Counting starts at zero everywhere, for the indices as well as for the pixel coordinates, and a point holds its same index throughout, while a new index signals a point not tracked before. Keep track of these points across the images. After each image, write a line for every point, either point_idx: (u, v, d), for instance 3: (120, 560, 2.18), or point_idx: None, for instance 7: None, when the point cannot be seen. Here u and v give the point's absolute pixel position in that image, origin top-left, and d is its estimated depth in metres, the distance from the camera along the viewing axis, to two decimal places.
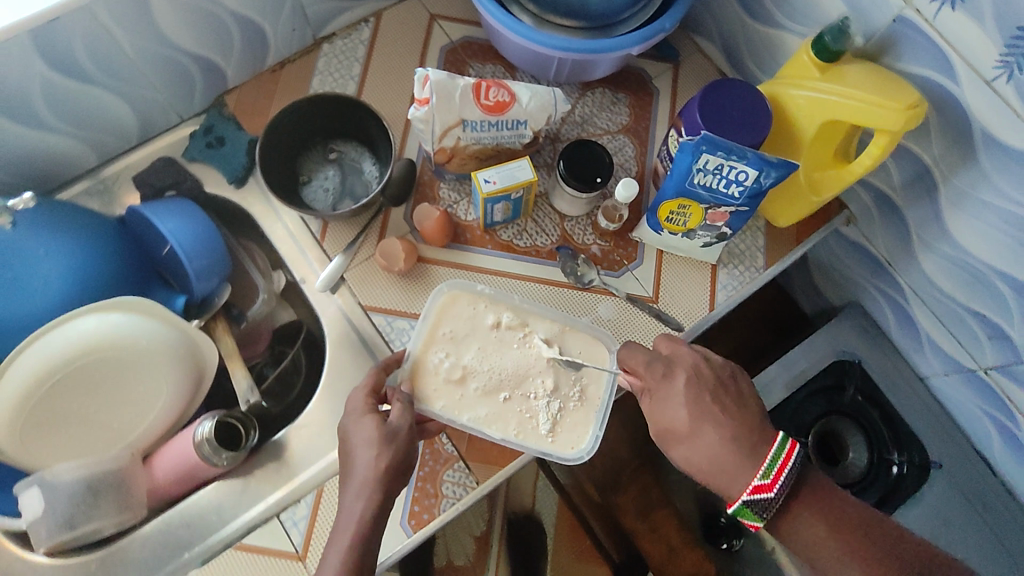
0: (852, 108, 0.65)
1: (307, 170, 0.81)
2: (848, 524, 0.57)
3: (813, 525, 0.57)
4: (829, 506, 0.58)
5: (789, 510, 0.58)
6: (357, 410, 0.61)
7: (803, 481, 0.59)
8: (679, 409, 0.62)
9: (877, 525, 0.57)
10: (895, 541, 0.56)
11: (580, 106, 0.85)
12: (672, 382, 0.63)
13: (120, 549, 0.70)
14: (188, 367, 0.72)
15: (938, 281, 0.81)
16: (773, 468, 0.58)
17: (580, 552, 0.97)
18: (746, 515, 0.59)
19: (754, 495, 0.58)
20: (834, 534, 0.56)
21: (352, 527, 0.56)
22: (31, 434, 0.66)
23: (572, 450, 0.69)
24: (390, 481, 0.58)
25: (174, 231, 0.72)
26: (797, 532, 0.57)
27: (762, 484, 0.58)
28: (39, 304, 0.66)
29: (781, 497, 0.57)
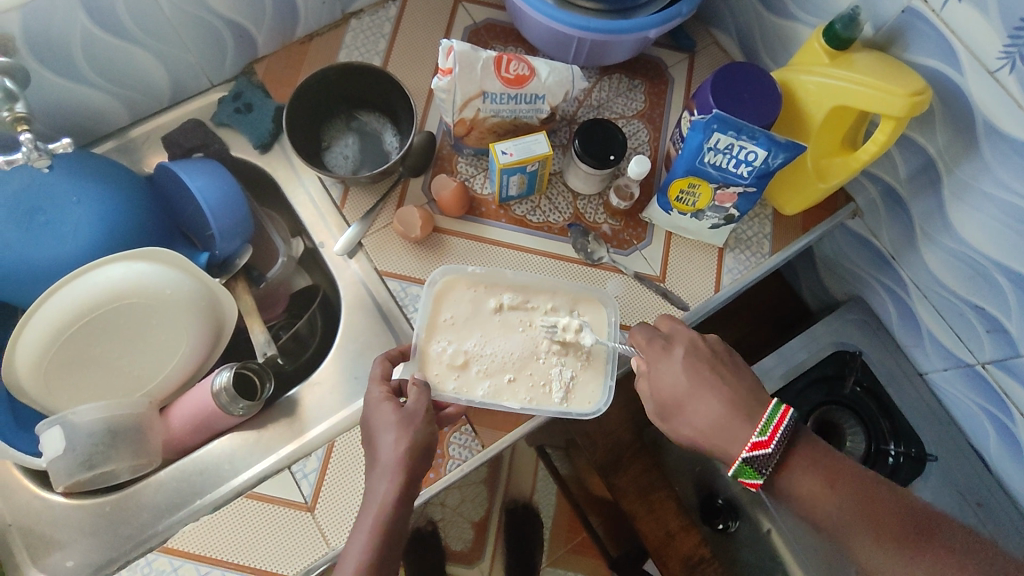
0: (860, 94, 0.67)
1: (329, 135, 0.84)
2: (842, 480, 0.59)
3: (809, 481, 0.59)
4: (824, 463, 0.60)
5: (786, 467, 0.60)
6: (373, 398, 0.63)
7: (800, 439, 0.61)
8: (677, 376, 0.65)
9: (870, 482, 0.60)
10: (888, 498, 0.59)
11: (598, 90, 0.88)
12: (671, 353, 0.67)
13: (133, 494, 0.72)
14: (208, 320, 0.75)
15: (940, 275, 0.82)
16: (770, 427, 0.60)
17: (572, 542, 1.06)
18: (748, 475, 0.60)
19: (754, 452, 0.60)
20: (829, 490, 0.59)
21: (376, 507, 0.57)
22: (57, 374, 0.69)
23: (590, 405, 0.72)
24: (414, 461, 0.59)
25: (201, 188, 0.74)
26: (793, 486, 0.60)
27: (760, 441, 0.60)
28: (71, 248, 0.69)
29: (778, 453, 0.60)
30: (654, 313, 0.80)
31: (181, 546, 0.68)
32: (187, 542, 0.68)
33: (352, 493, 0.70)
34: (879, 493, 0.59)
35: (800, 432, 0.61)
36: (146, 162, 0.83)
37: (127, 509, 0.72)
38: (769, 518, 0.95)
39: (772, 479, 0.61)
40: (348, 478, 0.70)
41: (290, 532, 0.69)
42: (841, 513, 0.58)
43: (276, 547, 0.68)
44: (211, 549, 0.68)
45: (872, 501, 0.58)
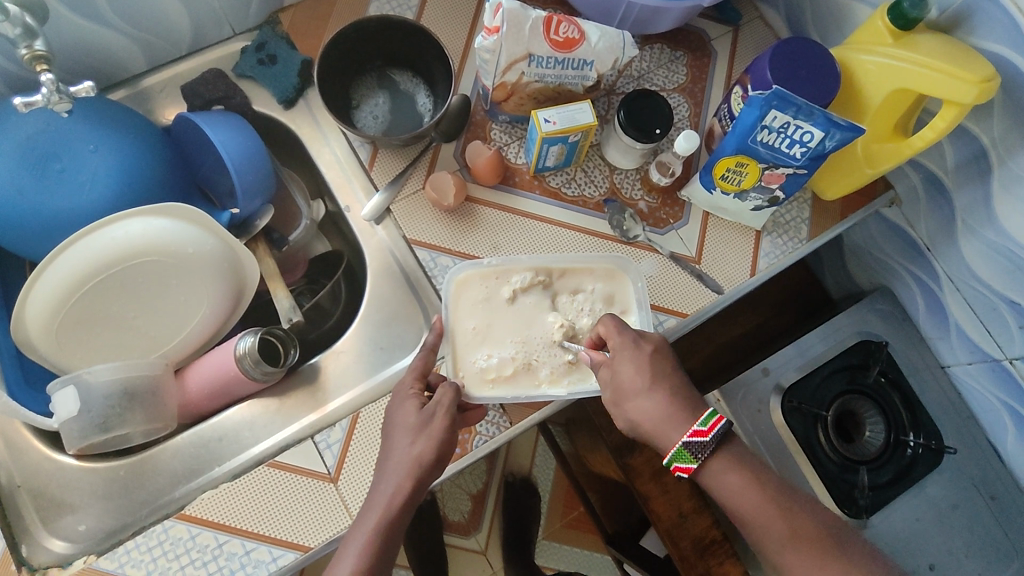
0: (923, 77, 0.64)
1: (358, 92, 0.81)
2: (763, 481, 0.62)
3: (735, 475, 0.62)
4: (749, 461, 0.63)
5: (717, 458, 0.62)
6: (403, 392, 0.63)
7: (731, 438, 0.63)
8: (637, 372, 0.64)
9: (785, 488, 0.63)
10: (800, 505, 0.62)
11: (638, 61, 0.84)
12: (637, 352, 0.64)
13: (149, 458, 0.70)
14: (229, 280, 0.72)
15: (976, 268, 0.79)
16: (710, 419, 0.61)
17: (570, 518, 1.28)
18: (680, 458, 0.61)
19: (692, 438, 0.61)
20: (750, 487, 0.61)
21: (381, 508, 0.56)
22: (69, 332, 0.66)
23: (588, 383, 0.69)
24: (426, 471, 0.58)
25: (223, 142, 0.70)
26: (722, 476, 0.62)
27: (700, 429, 0.61)
28: (87, 199, 0.65)
29: (713, 447, 0.61)
30: (688, 294, 0.78)
31: (200, 514, 0.65)
32: (206, 509, 0.65)
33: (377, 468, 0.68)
34: (792, 501, 0.62)
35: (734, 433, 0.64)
36: (162, 113, 0.78)
37: (143, 473, 0.70)
38: None
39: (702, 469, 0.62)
40: (374, 450, 0.68)
41: (313, 503, 0.67)
42: (760, 510, 0.61)
43: (297, 517, 0.66)
44: (230, 516, 0.65)
45: (787, 505, 0.61)
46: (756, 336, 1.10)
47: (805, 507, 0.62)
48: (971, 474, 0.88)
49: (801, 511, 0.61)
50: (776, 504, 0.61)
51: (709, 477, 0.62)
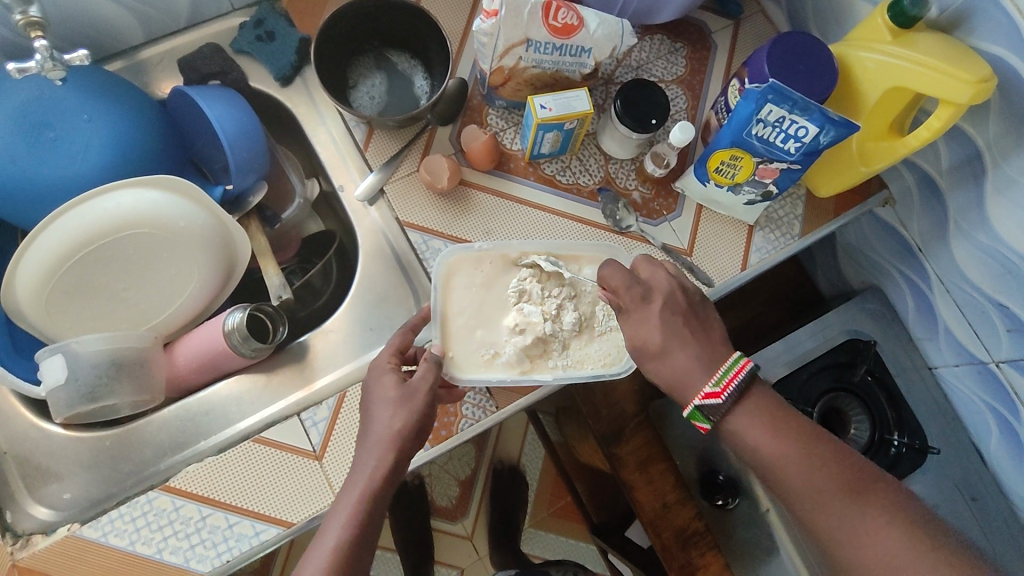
0: (921, 76, 0.64)
1: (355, 71, 0.80)
2: (790, 430, 0.58)
3: (757, 427, 0.58)
4: (775, 412, 0.59)
5: (738, 412, 0.59)
6: (380, 366, 0.63)
7: (755, 386, 0.60)
8: (652, 329, 0.61)
9: (814, 436, 0.58)
10: (831, 454, 0.57)
11: (637, 51, 0.84)
12: (648, 305, 0.62)
13: (135, 430, 0.71)
14: (219, 255, 0.72)
15: (969, 272, 0.78)
16: (725, 378, 0.59)
17: (557, 507, 1.29)
18: (696, 419, 0.60)
19: (705, 400, 0.59)
20: (775, 438, 0.58)
21: (363, 481, 0.57)
22: (59, 302, 0.66)
23: (614, 365, 0.71)
24: (406, 444, 0.59)
25: (217, 117, 0.69)
26: (742, 432, 0.59)
27: (713, 390, 0.59)
28: (80, 168, 0.65)
29: (731, 402, 0.59)
30: None
31: (183, 486, 0.66)
32: (190, 482, 0.66)
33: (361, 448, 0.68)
34: (823, 451, 0.57)
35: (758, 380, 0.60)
36: (158, 86, 0.78)
37: (129, 445, 0.70)
38: (768, 497, 0.86)
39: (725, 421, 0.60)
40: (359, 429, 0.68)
41: (297, 480, 0.67)
42: (787, 466, 0.57)
43: (281, 493, 0.67)
44: (213, 489, 0.66)
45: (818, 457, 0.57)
46: (746, 331, 1.11)
47: (836, 456, 0.57)
48: (954, 477, 0.88)
49: (829, 460, 0.57)
50: (804, 455, 0.57)
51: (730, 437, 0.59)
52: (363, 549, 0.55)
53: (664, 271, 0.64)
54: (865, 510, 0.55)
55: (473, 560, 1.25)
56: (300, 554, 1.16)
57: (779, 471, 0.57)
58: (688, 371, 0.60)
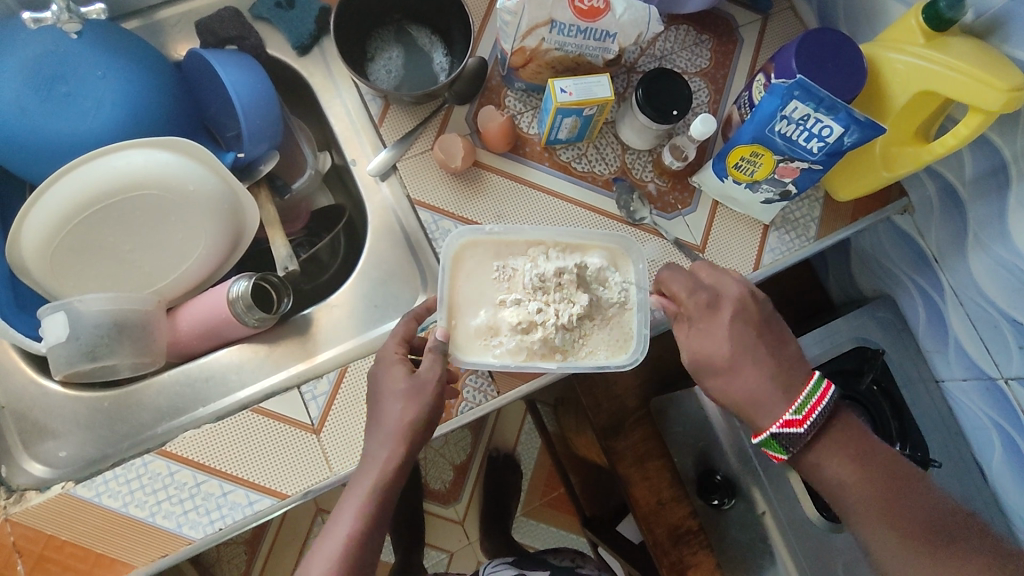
0: (953, 81, 0.62)
1: (374, 44, 0.79)
2: (874, 468, 0.59)
3: (841, 462, 0.60)
4: (858, 449, 0.60)
5: (821, 445, 0.61)
6: (387, 357, 0.64)
7: (843, 424, 0.61)
8: (720, 341, 0.63)
9: (899, 477, 0.59)
10: (914, 497, 0.58)
11: (662, 40, 0.82)
12: (716, 315, 0.64)
13: (135, 393, 0.71)
14: (228, 222, 0.71)
15: (984, 285, 0.77)
16: (804, 409, 0.60)
17: (549, 499, 1.29)
18: (771, 447, 0.62)
19: (785, 428, 0.60)
20: (859, 475, 0.59)
21: (375, 473, 0.59)
22: (63, 259, 0.65)
23: (619, 357, 0.69)
24: (419, 434, 0.61)
25: (233, 82, 0.68)
26: (826, 465, 0.60)
27: (793, 418, 0.60)
28: (90, 125, 0.64)
29: (814, 433, 0.60)
30: None
31: (180, 451, 0.65)
32: (187, 448, 0.65)
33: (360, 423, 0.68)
34: (903, 490, 0.58)
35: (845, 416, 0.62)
36: (174, 48, 0.77)
37: (128, 407, 0.70)
38: (766, 501, 0.83)
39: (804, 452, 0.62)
40: (359, 405, 0.68)
41: (294, 452, 0.67)
42: (862, 500, 0.58)
43: (276, 464, 0.66)
44: (209, 456, 0.66)
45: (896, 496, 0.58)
46: None
47: (920, 498, 0.58)
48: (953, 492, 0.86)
49: (913, 501, 0.58)
50: (884, 496, 0.58)
51: (809, 466, 0.61)
52: (372, 536, 0.57)
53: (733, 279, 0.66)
54: (935, 555, 0.55)
55: (463, 545, 1.25)
56: (292, 527, 1.17)
57: (861, 509, 0.58)
58: (749, 394, 0.62)
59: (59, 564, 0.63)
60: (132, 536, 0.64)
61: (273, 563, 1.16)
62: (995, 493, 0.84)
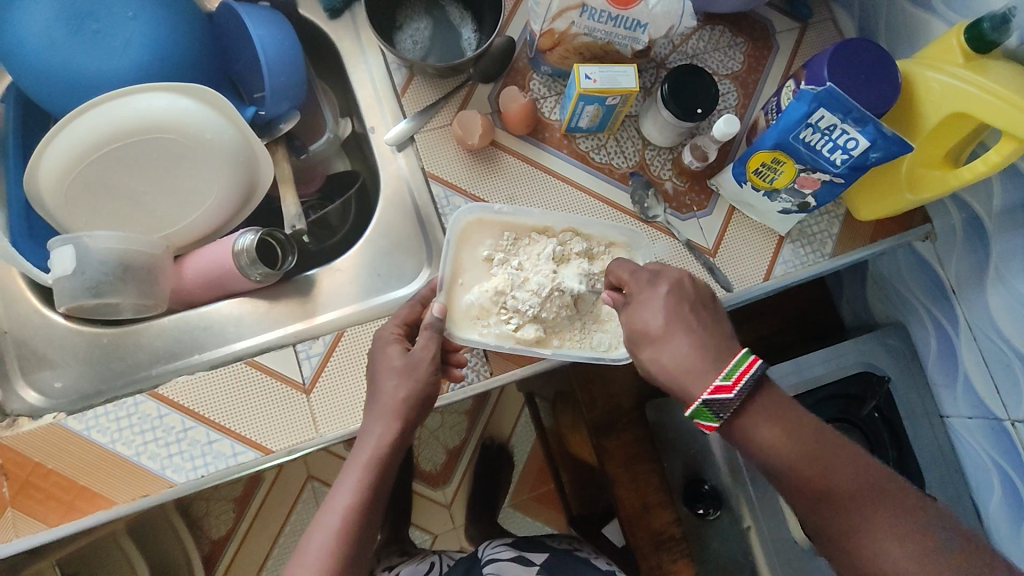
0: (984, 103, 0.60)
1: (403, 14, 0.80)
2: (806, 429, 0.53)
3: (768, 427, 0.53)
4: (783, 412, 0.54)
5: (749, 412, 0.53)
6: (384, 336, 0.64)
7: (762, 385, 0.54)
8: (654, 312, 0.56)
9: (827, 438, 0.53)
10: (844, 459, 0.52)
11: (695, 39, 0.81)
12: (655, 288, 0.58)
13: (133, 333, 0.72)
14: (241, 175, 0.71)
15: (1000, 321, 0.74)
16: (735, 372, 0.53)
17: (537, 493, 1.28)
18: (704, 417, 0.53)
19: (715, 395, 0.52)
20: (785, 439, 0.52)
21: (371, 450, 0.59)
22: (77, 195, 0.67)
23: (617, 350, 0.69)
24: (412, 411, 0.61)
25: (261, 38, 0.68)
26: (755, 432, 0.53)
27: (723, 384, 0.52)
28: (117, 65, 0.66)
29: (740, 401, 0.53)
30: None
31: (171, 395, 0.66)
32: (178, 392, 0.66)
33: (351, 387, 0.68)
34: (835, 447, 0.53)
35: (763, 380, 0.54)
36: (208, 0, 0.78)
37: (125, 346, 0.71)
38: (752, 515, 0.81)
39: (728, 422, 0.54)
40: (351, 370, 0.68)
41: (283, 408, 0.67)
42: (801, 467, 0.52)
43: (264, 419, 0.67)
44: (199, 403, 0.66)
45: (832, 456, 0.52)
46: (759, 346, 1.09)
47: (849, 459, 0.52)
48: None
49: (843, 465, 0.52)
50: (820, 455, 0.52)
51: (738, 437, 0.54)
52: (373, 510, 0.58)
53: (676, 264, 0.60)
54: (887, 516, 0.50)
55: (448, 529, 1.25)
56: (281, 487, 1.18)
57: (789, 475, 0.52)
58: None
59: (42, 491, 0.64)
60: (116, 473, 0.64)
61: (257, 522, 1.17)
62: (990, 535, 0.82)
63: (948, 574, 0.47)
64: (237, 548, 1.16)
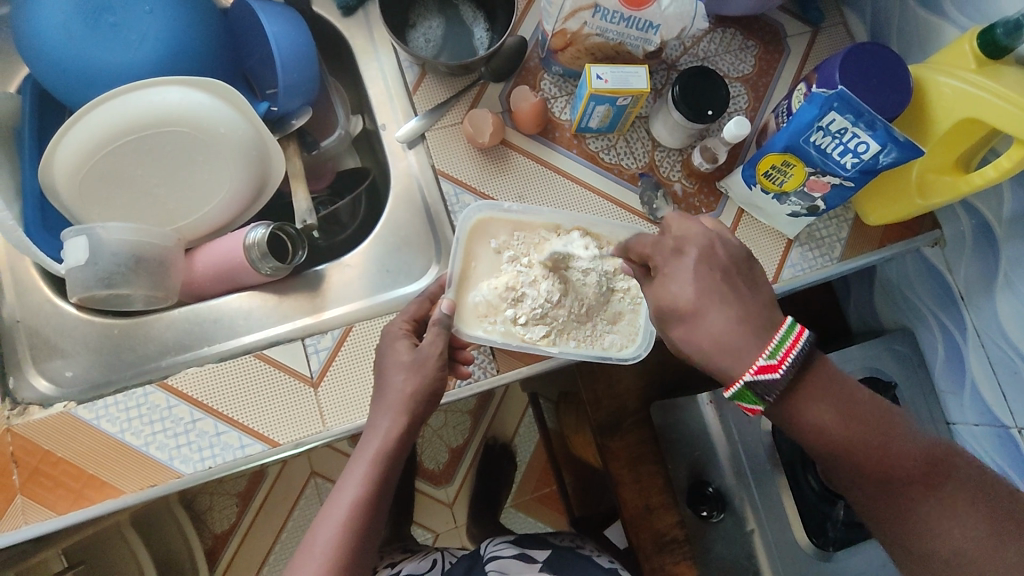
0: (997, 109, 0.60)
1: (416, 13, 0.80)
2: (859, 408, 0.52)
3: (825, 407, 0.52)
4: (835, 392, 0.53)
5: (799, 396, 0.53)
6: (392, 332, 0.64)
7: (814, 363, 0.53)
8: (685, 286, 0.55)
9: (879, 415, 0.53)
10: (902, 437, 0.52)
11: (707, 42, 0.81)
12: (681, 259, 0.56)
13: (144, 324, 0.72)
14: (254, 170, 0.72)
15: (1008, 328, 0.74)
16: (780, 350, 0.52)
17: (540, 494, 1.28)
18: (747, 398, 0.53)
19: (758, 377, 0.51)
20: (842, 419, 0.52)
21: (377, 444, 0.60)
22: (92, 186, 0.68)
23: (630, 347, 0.70)
24: (419, 406, 0.61)
25: (276, 33, 0.69)
26: (808, 416, 0.52)
27: (768, 363, 0.52)
28: (132, 58, 0.67)
29: (788, 380, 0.52)
30: None
31: (180, 386, 0.67)
32: (187, 383, 0.67)
33: (358, 381, 0.68)
34: (888, 425, 0.52)
35: (815, 356, 0.53)
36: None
37: (135, 337, 0.72)
38: (755, 516, 0.83)
39: (777, 403, 0.53)
40: (358, 365, 0.69)
41: (290, 401, 0.67)
42: (855, 449, 0.52)
43: (272, 412, 0.67)
44: (207, 395, 0.67)
45: (885, 435, 0.52)
46: None
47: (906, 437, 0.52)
48: None
49: (898, 442, 0.52)
50: (874, 436, 0.52)
51: (790, 421, 0.53)
52: (379, 504, 0.58)
53: (699, 224, 0.58)
54: (943, 495, 0.50)
55: (450, 527, 1.25)
56: (284, 482, 1.18)
57: (844, 455, 0.52)
58: None
59: (51, 479, 0.64)
60: (125, 462, 0.65)
61: (261, 516, 1.17)
62: None
63: (1006, 548, 0.48)
64: (241, 542, 1.17)
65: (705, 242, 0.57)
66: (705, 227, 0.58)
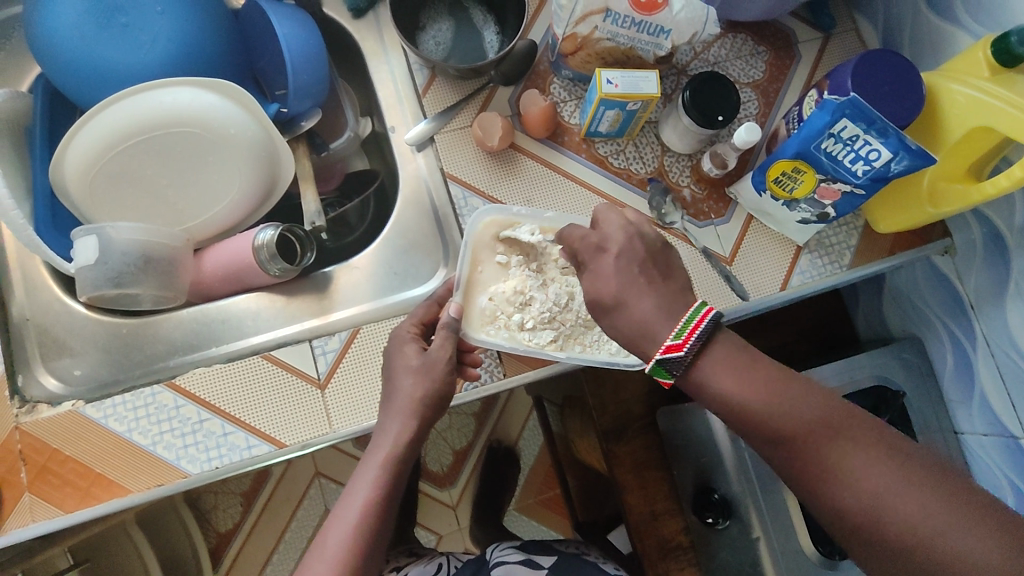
0: (1011, 118, 0.59)
1: (427, 16, 0.80)
2: (762, 372, 0.52)
3: (725, 372, 0.52)
4: (741, 359, 0.53)
5: (705, 364, 0.53)
6: (400, 335, 0.64)
7: (720, 334, 0.53)
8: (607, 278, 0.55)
9: (786, 380, 0.52)
10: (808, 397, 0.51)
11: (717, 47, 0.81)
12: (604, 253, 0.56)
13: (152, 324, 0.73)
14: (263, 171, 0.72)
15: (1019, 338, 0.73)
16: (686, 328, 0.53)
17: (543, 498, 1.28)
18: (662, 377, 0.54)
19: (667, 354, 0.53)
20: (743, 383, 0.51)
21: (386, 449, 0.60)
22: (102, 186, 0.68)
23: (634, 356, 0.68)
24: (428, 411, 0.61)
25: (287, 35, 0.69)
26: (711, 382, 0.52)
27: (674, 342, 0.53)
28: (144, 59, 0.67)
29: (696, 356, 0.52)
30: (711, 292, 0.75)
31: (188, 386, 0.67)
32: (196, 383, 0.67)
33: (365, 384, 0.68)
34: (794, 388, 0.51)
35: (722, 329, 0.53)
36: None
37: (143, 336, 0.72)
38: (761, 526, 0.84)
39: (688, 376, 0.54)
40: (366, 367, 0.69)
41: (297, 403, 0.67)
42: (759, 412, 0.51)
43: (279, 413, 0.67)
44: (215, 396, 0.67)
45: (790, 399, 0.51)
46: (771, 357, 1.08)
47: (812, 396, 0.51)
48: None
49: (802, 403, 0.50)
50: (777, 398, 0.51)
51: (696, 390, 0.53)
52: (389, 508, 0.58)
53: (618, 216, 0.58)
54: (848, 455, 0.48)
55: (453, 530, 1.25)
56: (288, 482, 1.19)
57: (749, 421, 0.51)
58: None
59: (58, 477, 0.65)
60: (133, 461, 0.65)
61: (264, 516, 1.17)
62: None
63: (913, 506, 0.46)
64: (244, 541, 1.17)
65: (623, 236, 0.57)
66: (624, 219, 0.58)
